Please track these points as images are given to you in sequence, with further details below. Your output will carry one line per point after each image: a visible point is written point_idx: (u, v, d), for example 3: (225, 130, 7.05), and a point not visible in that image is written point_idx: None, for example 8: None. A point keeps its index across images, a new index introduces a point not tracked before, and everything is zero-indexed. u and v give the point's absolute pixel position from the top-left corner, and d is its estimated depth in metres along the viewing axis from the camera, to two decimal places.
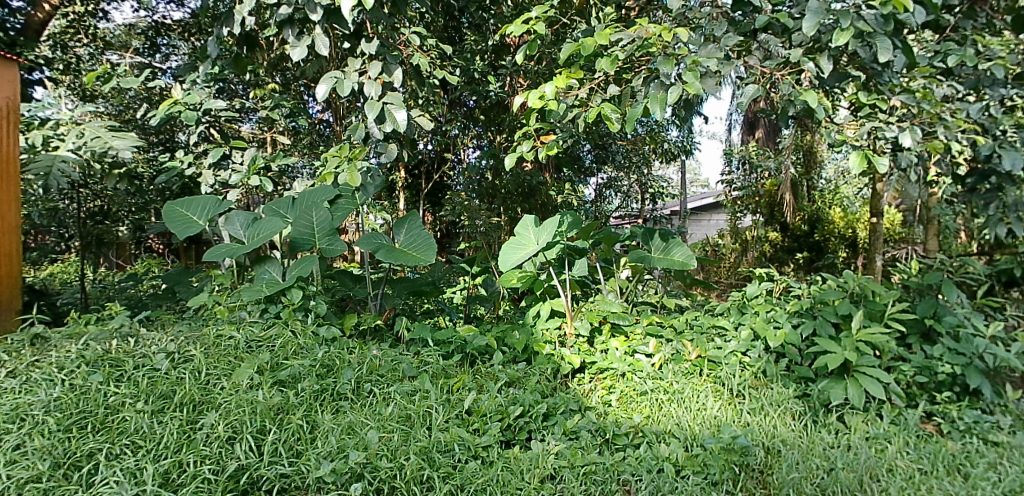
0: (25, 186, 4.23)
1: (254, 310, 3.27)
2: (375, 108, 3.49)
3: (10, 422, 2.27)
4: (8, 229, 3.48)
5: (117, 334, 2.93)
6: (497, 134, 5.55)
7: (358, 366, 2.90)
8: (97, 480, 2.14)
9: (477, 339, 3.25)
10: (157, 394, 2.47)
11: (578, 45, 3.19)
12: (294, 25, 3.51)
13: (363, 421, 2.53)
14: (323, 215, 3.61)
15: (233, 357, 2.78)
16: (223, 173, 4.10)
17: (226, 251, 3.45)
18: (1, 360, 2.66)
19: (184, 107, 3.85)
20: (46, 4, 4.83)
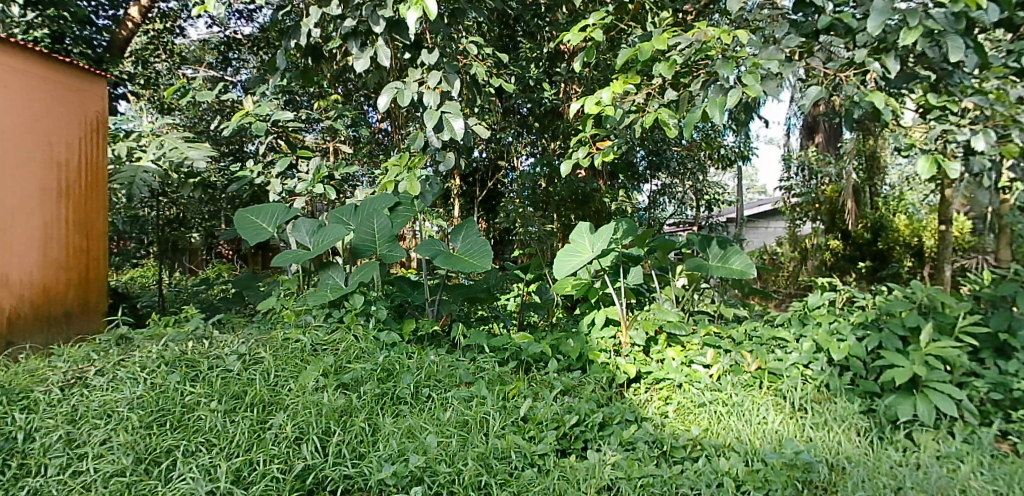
0: (110, 195, 4.54)
1: (318, 314, 3.38)
2: (433, 117, 3.57)
3: (99, 418, 2.42)
4: (98, 236, 3.88)
5: (193, 336, 3.09)
6: (551, 141, 5.58)
7: (416, 371, 2.96)
8: (175, 476, 2.24)
9: (532, 346, 3.27)
10: (230, 394, 2.60)
11: (635, 51, 3.17)
12: (358, 37, 3.65)
13: (423, 426, 2.58)
14: (383, 222, 3.75)
15: (300, 359, 2.91)
16: (290, 182, 4.28)
17: (294, 256, 3.59)
18: (91, 359, 2.86)
19: (254, 118, 4.05)
20: (129, 23, 5.11)
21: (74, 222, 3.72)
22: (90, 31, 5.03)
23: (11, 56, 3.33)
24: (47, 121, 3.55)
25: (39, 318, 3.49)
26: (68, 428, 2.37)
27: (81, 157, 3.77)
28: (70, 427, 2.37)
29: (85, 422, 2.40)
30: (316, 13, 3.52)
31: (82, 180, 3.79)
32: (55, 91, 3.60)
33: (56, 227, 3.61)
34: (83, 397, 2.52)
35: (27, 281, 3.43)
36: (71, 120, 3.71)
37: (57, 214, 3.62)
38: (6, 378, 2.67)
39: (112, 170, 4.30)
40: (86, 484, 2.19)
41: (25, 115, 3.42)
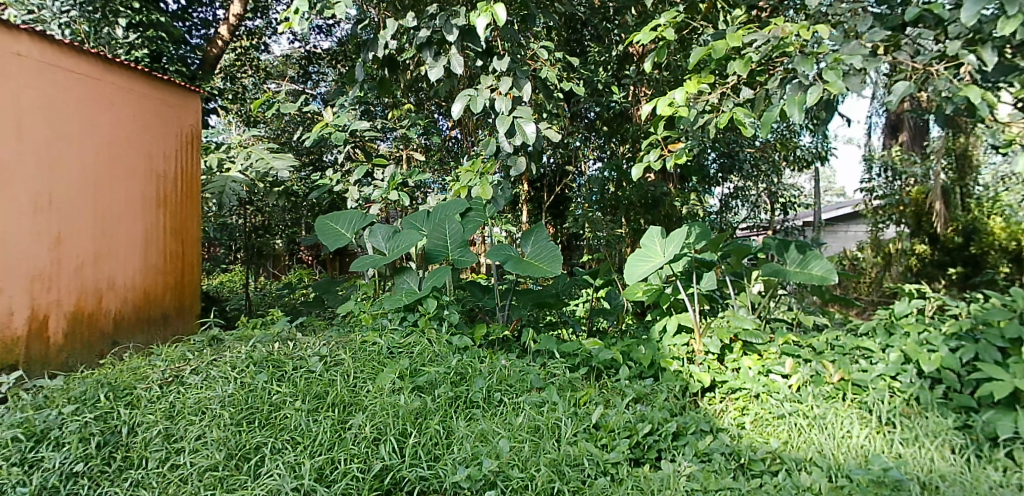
0: (201, 205, 4.84)
1: (393, 318, 3.48)
2: (505, 123, 3.63)
3: (194, 414, 2.57)
4: (190, 242, 4.16)
5: (278, 337, 3.25)
6: (620, 145, 5.54)
7: (488, 375, 3.00)
8: (263, 472, 2.35)
9: (602, 352, 3.24)
10: (313, 394, 2.72)
11: (709, 50, 3.12)
12: (432, 47, 3.77)
13: (495, 430, 2.61)
14: (455, 227, 3.81)
15: (377, 361, 3.01)
16: (366, 189, 4.51)
17: (371, 262, 3.70)
18: (188, 358, 3.05)
19: (333, 128, 4.24)
20: (219, 41, 5.46)
21: (171, 230, 3.99)
22: (184, 50, 5.42)
23: (121, 76, 3.63)
24: (150, 135, 3.83)
25: (141, 320, 3.76)
26: (167, 424, 2.52)
27: (177, 168, 4.05)
28: (168, 422, 2.53)
29: (181, 418, 2.55)
30: (393, 25, 3.70)
31: (177, 190, 4.06)
32: (154, 106, 3.87)
33: (156, 234, 3.88)
34: (179, 395, 2.68)
35: (130, 284, 3.69)
36: (170, 134, 3.99)
37: (156, 222, 3.89)
38: (113, 375, 2.87)
39: (204, 181, 4.51)
40: (182, 477, 2.33)
41: (131, 130, 3.70)
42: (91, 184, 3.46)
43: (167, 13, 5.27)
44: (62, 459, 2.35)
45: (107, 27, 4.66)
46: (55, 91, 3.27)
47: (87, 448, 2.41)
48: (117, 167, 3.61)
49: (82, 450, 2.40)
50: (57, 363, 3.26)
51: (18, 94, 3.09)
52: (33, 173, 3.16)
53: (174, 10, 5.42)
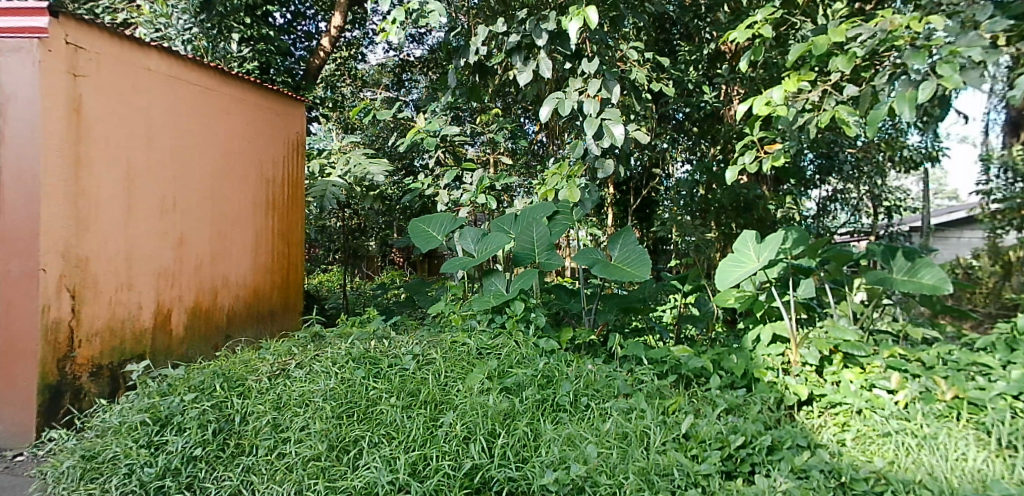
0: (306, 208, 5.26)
1: (481, 320, 3.55)
2: (593, 125, 3.65)
3: (299, 406, 2.73)
4: (292, 243, 4.68)
5: (375, 336, 3.40)
6: (711, 146, 5.41)
7: (575, 379, 3.00)
8: (361, 464, 2.45)
9: (692, 360, 3.17)
10: (407, 391, 2.82)
11: (810, 46, 2.98)
12: (521, 51, 3.85)
13: (583, 435, 2.61)
14: (542, 230, 3.86)
15: (467, 361, 3.10)
16: (456, 193, 4.66)
17: (460, 264, 3.78)
18: (293, 352, 3.24)
19: (426, 134, 4.44)
20: (321, 52, 5.78)
21: (276, 231, 4.48)
22: (290, 61, 5.76)
23: (230, 89, 3.97)
24: (252, 144, 4.19)
25: (242, 314, 4.13)
26: (275, 414, 2.69)
27: (282, 175, 4.53)
28: (276, 413, 2.69)
29: (288, 410, 2.71)
30: (484, 32, 3.80)
31: (283, 195, 4.55)
32: (266, 117, 4.32)
33: (265, 235, 4.36)
34: (285, 387, 2.85)
35: (242, 282, 4.13)
36: (268, 142, 4.35)
37: (265, 224, 4.37)
38: (227, 367, 3.09)
39: (308, 185, 4.91)
40: (289, 465, 2.47)
41: (237, 140, 4.06)
42: (212, 190, 3.86)
43: (275, 27, 5.61)
44: (183, 444, 2.55)
45: (223, 41, 5.02)
46: (179, 103, 3.59)
47: (205, 434, 2.60)
48: (226, 174, 3.98)
49: (200, 435, 2.59)
50: (179, 353, 3.59)
51: (150, 107, 3.39)
52: (167, 180, 3.52)
53: (281, 24, 5.75)
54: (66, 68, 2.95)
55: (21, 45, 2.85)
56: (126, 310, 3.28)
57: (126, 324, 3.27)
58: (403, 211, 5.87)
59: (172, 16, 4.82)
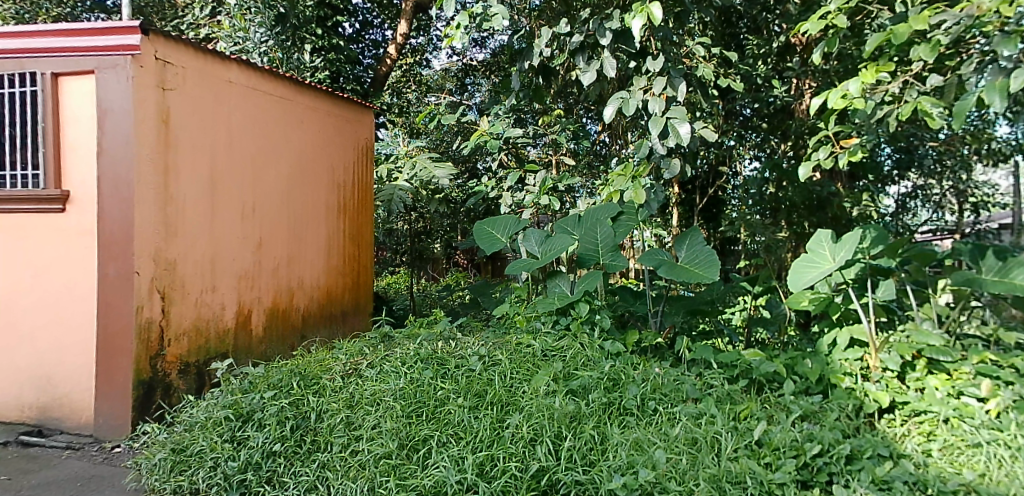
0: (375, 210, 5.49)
1: (546, 321, 3.56)
2: (658, 125, 3.61)
3: (371, 404, 2.81)
4: (362, 245, 4.97)
5: (441, 336, 3.48)
6: (781, 142, 5.20)
7: (642, 382, 2.97)
8: (430, 463, 2.50)
9: (764, 364, 3.08)
10: (473, 392, 2.86)
11: (889, 34, 2.82)
12: (585, 51, 3.87)
13: (651, 440, 2.57)
14: (606, 231, 3.82)
15: (532, 363, 3.12)
16: (519, 195, 4.73)
17: (524, 265, 3.80)
18: (364, 352, 3.35)
19: (489, 136, 4.52)
20: (388, 60, 5.95)
21: (346, 234, 4.74)
22: (359, 69, 5.95)
23: (302, 99, 4.17)
24: (321, 151, 4.40)
25: (314, 314, 4.36)
26: (348, 412, 2.78)
27: (351, 180, 4.79)
28: (349, 411, 2.78)
29: (360, 408, 2.80)
30: (548, 33, 3.82)
31: (352, 199, 4.82)
32: (336, 124, 4.57)
33: (336, 238, 4.62)
34: (357, 386, 2.95)
35: (316, 284, 4.39)
36: (335, 149, 4.56)
37: (336, 227, 4.63)
38: (303, 365, 3.23)
39: (377, 189, 5.22)
40: (361, 462, 2.54)
41: (309, 147, 4.27)
42: (288, 196, 4.09)
43: (345, 36, 5.84)
44: (263, 439, 2.66)
45: (296, 52, 5.21)
46: (257, 113, 3.78)
47: (283, 430, 2.71)
48: (299, 180, 4.19)
49: (279, 432, 2.70)
50: (258, 352, 3.82)
51: (230, 117, 3.58)
52: (249, 187, 3.75)
53: (350, 34, 6.00)
54: (156, 81, 3.12)
55: (116, 62, 3.02)
56: (210, 311, 3.48)
57: (211, 324, 3.49)
58: (467, 214, 5.96)
59: (249, 30, 5.01)
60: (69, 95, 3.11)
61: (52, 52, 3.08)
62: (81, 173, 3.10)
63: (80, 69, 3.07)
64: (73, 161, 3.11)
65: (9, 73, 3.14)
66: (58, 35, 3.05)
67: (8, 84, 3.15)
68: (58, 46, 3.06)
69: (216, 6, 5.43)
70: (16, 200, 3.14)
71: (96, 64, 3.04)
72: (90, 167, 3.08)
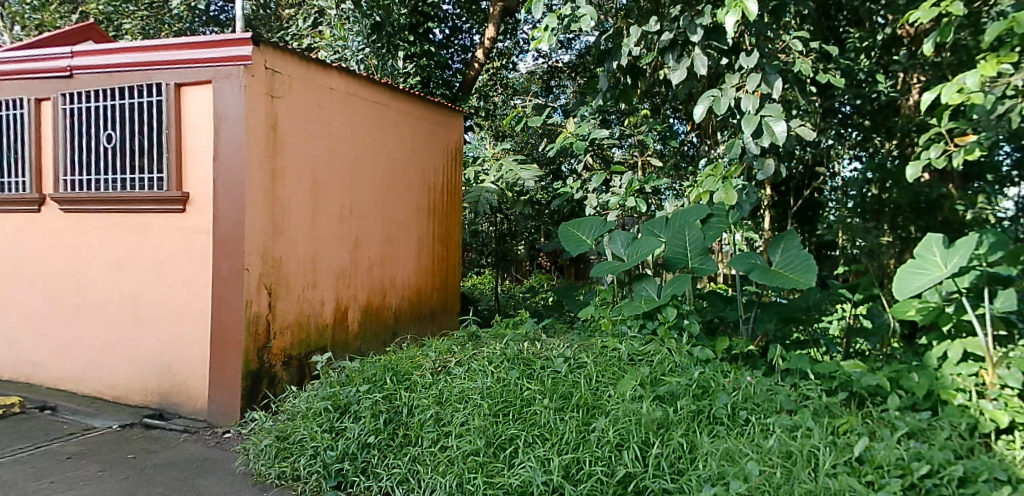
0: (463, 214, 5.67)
1: (632, 325, 3.51)
2: (752, 123, 3.50)
3: (459, 402, 2.89)
4: (451, 246, 5.11)
5: (527, 337, 3.53)
6: (887, 141, 4.82)
7: (733, 391, 2.90)
8: (517, 462, 2.53)
9: (867, 377, 2.93)
10: (559, 394, 2.88)
11: (1012, 23, 2.60)
12: (675, 49, 3.83)
13: (743, 451, 2.49)
14: (695, 234, 3.72)
15: (618, 367, 3.11)
16: (604, 197, 4.74)
17: (610, 268, 3.76)
18: (453, 351, 3.46)
19: (575, 137, 4.57)
20: (476, 64, 6.09)
21: (436, 235, 4.88)
22: (449, 74, 6.13)
23: (395, 103, 4.33)
24: (414, 154, 4.56)
25: (405, 312, 4.54)
26: (437, 408, 2.86)
27: (441, 182, 4.93)
28: (438, 407, 2.87)
29: (449, 405, 2.88)
30: (637, 33, 3.80)
31: (442, 200, 4.96)
32: (427, 127, 4.71)
33: (427, 238, 4.78)
34: (446, 384, 3.04)
35: (407, 283, 4.55)
36: (426, 152, 4.70)
37: (427, 228, 4.78)
38: (395, 361, 3.36)
39: (463, 191, 5.37)
40: (450, 458, 2.60)
41: (402, 150, 4.43)
42: (383, 198, 4.26)
43: (435, 42, 6.01)
44: (359, 431, 2.78)
45: (391, 59, 5.44)
46: (354, 118, 3.96)
47: (377, 423, 2.82)
48: (392, 182, 4.35)
49: (373, 424, 2.81)
50: (353, 347, 4.02)
51: (331, 122, 3.77)
52: (348, 190, 3.93)
53: (440, 40, 6.16)
54: (265, 90, 3.31)
55: (230, 72, 3.23)
56: (311, 307, 3.68)
57: (312, 320, 3.69)
58: (551, 216, 5.93)
59: (349, 39, 5.30)
60: (189, 104, 3.36)
61: (175, 65, 3.34)
62: (199, 175, 3.34)
63: (199, 79, 3.31)
64: (192, 165, 3.36)
65: (139, 84, 3.44)
66: (181, 49, 3.30)
67: (137, 94, 3.44)
68: (181, 58, 3.32)
69: (318, 17, 5.70)
70: (143, 201, 3.43)
71: (213, 75, 3.27)
72: (206, 170, 3.31)
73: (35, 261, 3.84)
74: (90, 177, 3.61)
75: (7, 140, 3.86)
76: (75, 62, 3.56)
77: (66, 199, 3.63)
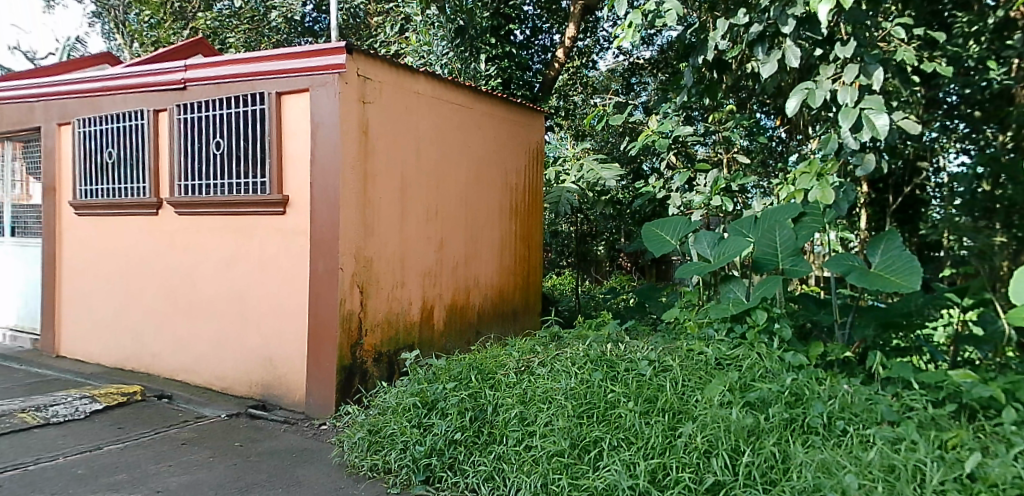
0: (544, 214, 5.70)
1: (720, 329, 3.43)
2: (850, 116, 3.34)
3: (543, 402, 2.91)
4: (533, 246, 5.16)
5: (610, 339, 3.51)
6: (1000, 133, 4.30)
7: (829, 400, 2.78)
8: (602, 466, 2.53)
9: (978, 388, 2.74)
10: (644, 397, 2.85)
11: None
12: (765, 41, 3.71)
13: (840, 463, 2.37)
14: (787, 233, 3.56)
15: (705, 371, 3.04)
16: (688, 195, 4.64)
17: (695, 269, 3.65)
18: (536, 351, 3.49)
19: (658, 135, 4.51)
20: (556, 64, 6.11)
21: (518, 236, 4.94)
22: (529, 75, 6.17)
23: (479, 106, 4.41)
24: (497, 155, 4.63)
25: (488, 311, 4.61)
26: (521, 408, 2.89)
27: (523, 183, 4.99)
28: (522, 407, 2.90)
29: (533, 405, 2.91)
30: (724, 26, 3.69)
31: (524, 201, 5.01)
32: (510, 128, 4.77)
33: (509, 239, 4.84)
34: (530, 383, 3.07)
35: (490, 284, 4.63)
36: (509, 153, 4.77)
37: (510, 229, 4.84)
38: (479, 360, 3.43)
39: (544, 192, 5.40)
40: (535, 458, 2.63)
41: (484, 152, 4.50)
42: (467, 199, 4.35)
43: (516, 44, 6.06)
44: (446, 427, 2.85)
45: (474, 62, 5.53)
46: (440, 121, 4.05)
47: (463, 420, 2.89)
48: (476, 183, 4.43)
49: (460, 422, 2.88)
50: (439, 345, 4.12)
51: (419, 126, 3.88)
52: (434, 191, 4.04)
53: (520, 41, 6.21)
54: (358, 96, 3.45)
55: (327, 80, 3.39)
56: (399, 305, 3.81)
57: (400, 318, 3.81)
58: (633, 216, 5.73)
59: (434, 44, 5.52)
60: (289, 112, 3.54)
61: (276, 74, 3.53)
62: (298, 180, 3.52)
63: (298, 88, 3.48)
64: (292, 169, 3.54)
65: (244, 93, 3.65)
66: (281, 59, 3.49)
67: (242, 103, 3.67)
68: (281, 68, 3.50)
69: (404, 24, 5.95)
70: (248, 204, 3.64)
71: (310, 83, 3.44)
72: (305, 174, 3.49)
73: (152, 261, 4.15)
74: (201, 182, 3.87)
75: (129, 148, 4.20)
76: (188, 74, 3.83)
77: (180, 203, 3.91)
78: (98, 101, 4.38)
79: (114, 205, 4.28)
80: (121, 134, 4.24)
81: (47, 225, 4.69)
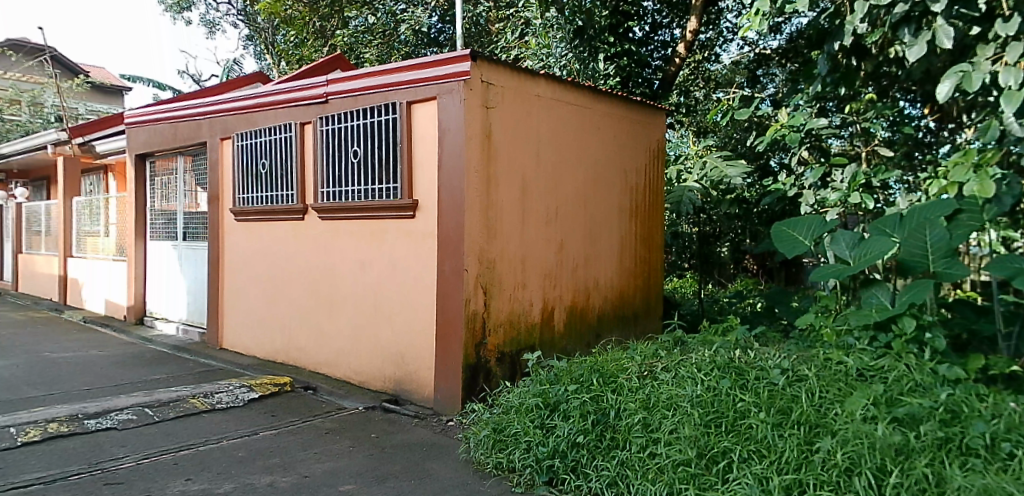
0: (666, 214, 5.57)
1: (861, 337, 3.19)
2: (1013, 100, 2.96)
3: (667, 408, 2.85)
4: (654, 247, 5.08)
5: (738, 344, 3.37)
6: None
7: (991, 419, 2.52)
8: (732, 478, 2.44)
9: None
10: (777, 408, 2.72)
11: None
12: (911, 23, 3.40)
13: (1007, 489, 2.14)
14: (939, 232, 3.25)
15: (845, 383, 2.85)
16: (822, 192, 4.37)
17: (833, 271, 3.42)
18: (660, 355, 3.43)
19: (788, 129, 4.29)
20: (677, 59, 5.97)
21: (638, 237, 4.87)
22: (649, 71, 6.07)
23: (598, 106, 4.40)
24: (616, 155, 4.59)
25: (609, 313, 4.58)
26: (645, 414, 2.85)
27: (644, 182, 4.91)
28: (646, 412, 2.85)
29: (657, 411, 2.85)
30: (863, 8, 3.39)
31: (645, 201, 4.93)
32: (629, 127, 4.71)
33: (630, 240, 4.79)
34: (654, 388, 3.03)
35: (610, 286, 4.59)
36: (628, 152, 4.71)
37: (630, 230, 4.79)
38: (601, 363, 3.42)
39: (666, 192, 5.34)
40: (660, 466, 2.58)
41: (603, 152, 4.48)
42: (586, 200, 4.34)
43: (636, 41, 5.97)
44: (569, 430, 2.87)
45: (592, 62, 5.53)
46: (559, 123, 4.08)
47: (586, 423, 2.88)
48: (595, 184, 4.42)
49: (582, 424, 2.88)
50: (559, 346, 4.15)
51: (539, 128, 3.93)
52: (554, 193, 4.07)
53: (640, 37, 6.10)
54: (481, 102, 3.55)
55: (452, 87, 3.51)
56: (521, 306, 3.88)
57: (522, 319, 3.88)
58: (760, 215, 5.64)
59: (553, 46, 5.60)
60: (418, 120, 3.71)
61: (407, 85, 3.71)
62: (426, 184, 3.68)
63: (426, 97, 3.64)
64: (421, 175, 3.71)
65: (378, 104, 3.87)
66: (411, 69, 3.66)
67: (376, 113, 3.89)
68: (411, 78, 3.68)
69: (524, 28, 6.06)
70: (382, 209, 3.86)
71: (437, 91, 3.58)
72: (433, 179, 3.64)
73: (298, 262, 4.50)
74: (340, 188, 4.14)
75: (278, 158, 4.58)
76: (329, 88, 4.12)
77: (322, 208, 4.21)
78: (252, 115, 4.81)
79: (266, 211, 4.69)
80: (271, 146, 4.63)
81: (211, 230, 5.21)
